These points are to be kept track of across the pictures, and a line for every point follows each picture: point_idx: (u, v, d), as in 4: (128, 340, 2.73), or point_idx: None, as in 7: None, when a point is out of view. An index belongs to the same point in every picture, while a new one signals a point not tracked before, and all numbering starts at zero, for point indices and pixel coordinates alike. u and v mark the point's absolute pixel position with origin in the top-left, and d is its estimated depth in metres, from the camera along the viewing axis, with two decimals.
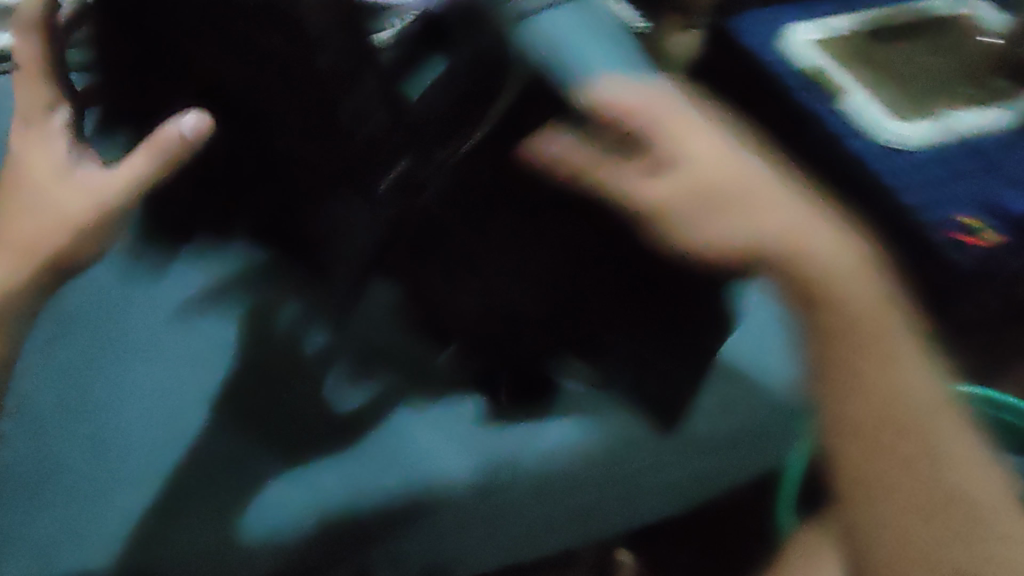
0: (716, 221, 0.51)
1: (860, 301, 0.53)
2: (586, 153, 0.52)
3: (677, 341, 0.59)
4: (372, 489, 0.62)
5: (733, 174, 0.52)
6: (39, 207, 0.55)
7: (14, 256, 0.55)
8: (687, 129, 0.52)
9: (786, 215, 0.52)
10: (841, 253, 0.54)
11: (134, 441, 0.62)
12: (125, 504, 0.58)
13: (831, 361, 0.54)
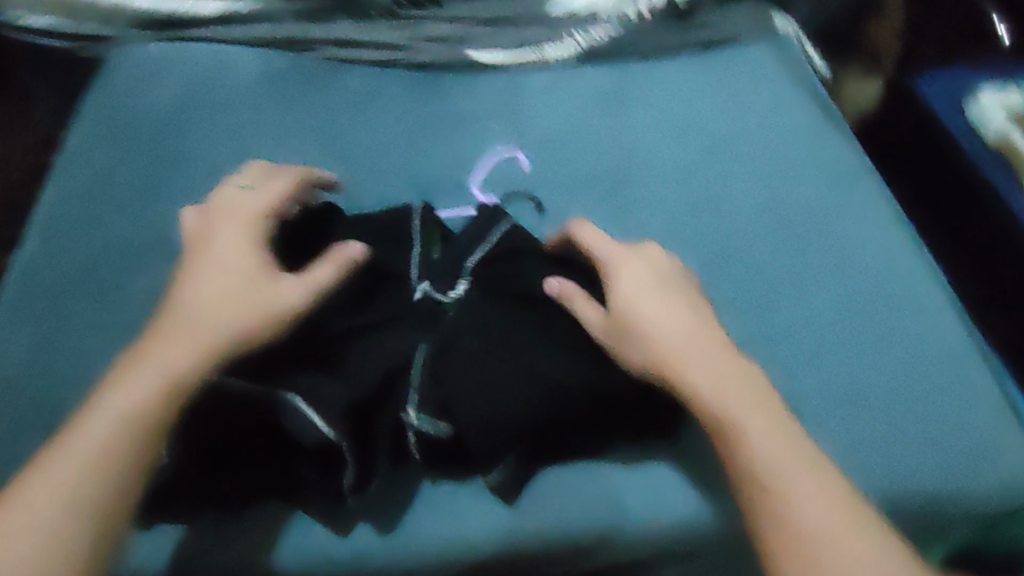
0: (648, 348, 0.52)
1: (762, 465, 0.49)
2: (588, 307, 0.54)
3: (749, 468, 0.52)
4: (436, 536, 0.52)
5: (673, 328, 0.53)
6: (231, 296, 0.52)
7: (193, 333, 0.51)
8: (642, 285, 0.55)
9: (692, 360, 0.52)
10: (765, 414, 0.51)
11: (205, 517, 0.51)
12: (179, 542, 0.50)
13: (753, 485, 0.49)
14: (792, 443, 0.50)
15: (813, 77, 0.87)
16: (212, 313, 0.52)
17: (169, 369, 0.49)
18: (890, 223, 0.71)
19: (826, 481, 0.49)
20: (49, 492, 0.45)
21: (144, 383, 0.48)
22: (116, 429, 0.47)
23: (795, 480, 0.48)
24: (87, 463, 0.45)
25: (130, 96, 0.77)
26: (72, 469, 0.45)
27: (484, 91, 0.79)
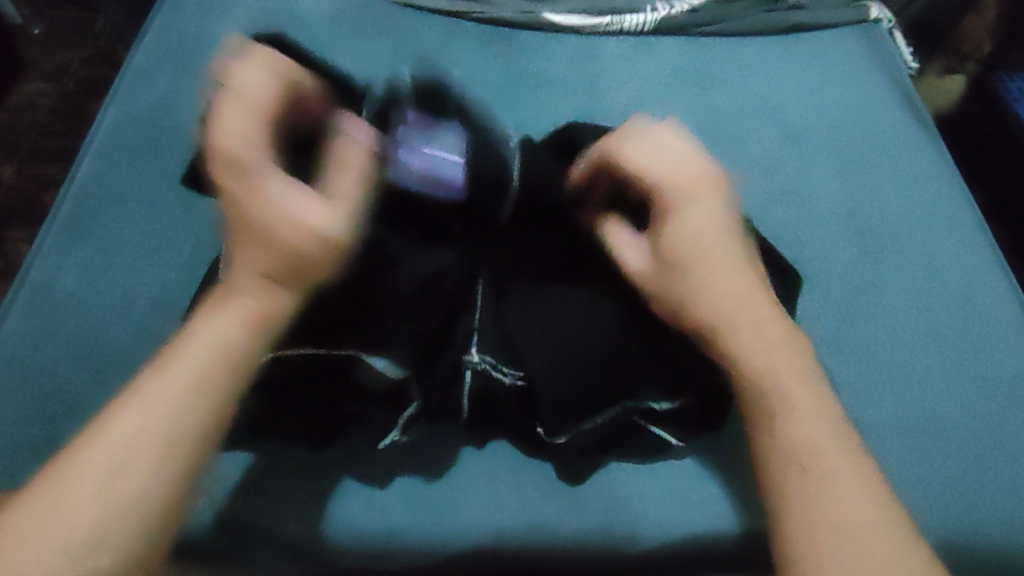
0: (708, 294, 0.46)
1: (801, 446, 0.43)
2: (625, 242, 0.50)
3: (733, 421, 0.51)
4: (478, 512, 0.52)
5: (735, 282, 0.46)
6: (269, 230, 0.42)
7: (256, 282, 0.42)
8: (709, 227, 0.47)
9: (742, 322, 0.45)
10: (808, 387, 0.45)
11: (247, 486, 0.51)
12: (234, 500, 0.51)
13: (792, 456, 0.43)
14: (814, 398, 0.45)
15: (906, 74, 0.82)
16: (259, 264, 0.42)
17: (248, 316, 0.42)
18: (974, 241, 0.68)
19: (863, 469, 0.44)
20: (141, 419, 0.39)
21: (228, 314, 0.42)
22: (211, 364, 0.41)
23: (834, 464, 0.43)
24: (179, 400, 0.40)
25: (197, 22, 0.75)
26: (162, 398, 0.40)
27: (562, 55, 0.76)
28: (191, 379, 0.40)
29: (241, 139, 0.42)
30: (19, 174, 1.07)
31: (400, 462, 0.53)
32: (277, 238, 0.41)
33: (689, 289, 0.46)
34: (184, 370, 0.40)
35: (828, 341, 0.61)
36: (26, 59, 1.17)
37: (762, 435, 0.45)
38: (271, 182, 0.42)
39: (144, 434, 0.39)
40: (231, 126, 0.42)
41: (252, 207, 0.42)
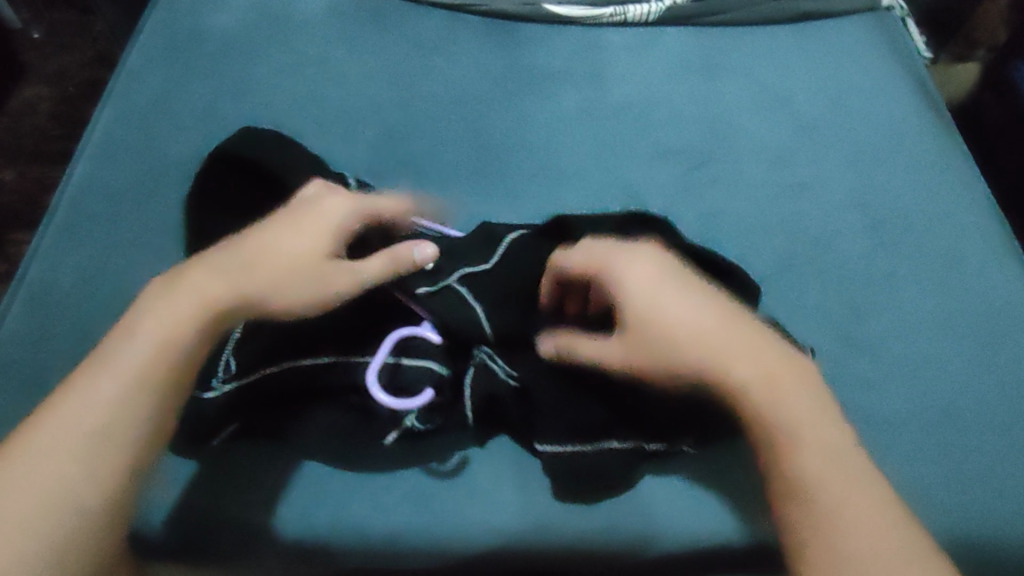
0: (691, 349, 0.45)
1: (809, 472, 0.44)
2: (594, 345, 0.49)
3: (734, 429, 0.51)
4: (481, 513, 0.51)
5: (711, 332, 0.46)
6: (295, 277, 0.49)
7: (233, 276, 0.48)
8: (665, 292, 0.47)
9: (728, 358, 0.46)
10: (807, 409, 0.45)
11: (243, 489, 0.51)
12: (234, 501, 0.50)
13: (807, 485, 0.43)
14: (825, 429, 0.45)
15: (920, 62, 0.80)
16: (261, 289, 0.48)
17: (199, 307, 0.46)
18: (993, 233, 0.66)
19: (869, 486, 0.44)
20: (93, 414, 0.43)
21: (180, 300, 0.46)
22: (150, 353, 0.44)
23: (840, 484, 0.43)
24: (129, 389, 0.43)
25: (194, 19, 0.74)
26: (111, 387, 0.43)
27: (566, 46, 0.74)
28: (127, 371, 0.44)
29: (325, 238, 0.50)
30: (20, 177, 1.06)
31: (404, 461, 0.52)
32: (301, 292, 0.48)
33: (675, 349, 0.46)
34: (124, 356, 0.44)
35: (843, 337, 0.59)
36: (27, 62, 1.17)
37: (777, 472, 0.44)
38: (329, 263, 0.49)
39: (86, 421, 0.42)
40: (305, 225, 0.50)
41: (293, 256, 0.49)
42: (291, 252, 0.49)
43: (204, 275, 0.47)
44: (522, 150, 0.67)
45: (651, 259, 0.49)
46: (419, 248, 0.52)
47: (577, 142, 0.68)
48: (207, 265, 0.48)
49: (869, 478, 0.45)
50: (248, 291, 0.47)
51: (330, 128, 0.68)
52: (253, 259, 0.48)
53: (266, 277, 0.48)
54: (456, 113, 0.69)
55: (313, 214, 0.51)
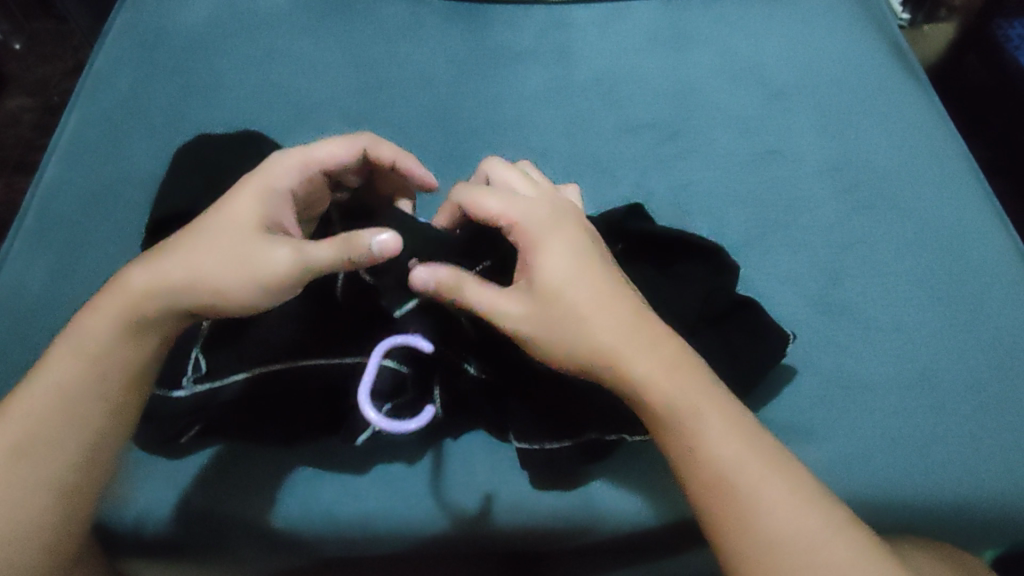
0: (606, 324, 0.44)
1: (727, 460, 0.42)
2: (489, 292, 0.46)
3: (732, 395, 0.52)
4: (452, 494, 0.50)
5: (614, 318, 0.45)
6: (224, 256, 0.45)
7: (169, 272, 0.45)
8: (571, 266, 0.46)
9: (631, 349, 0.44)
10: (711, 395, 0.44)
11: (217, 482, 0.50)
12: (203, 492, 0.49)
13: (725, 499, 0.41)
14: (750, 435, 0.43)
15: (893, 24, 0.79)
16: (193, 273, 0.45)
17: (132, 309, 0.44)
18: (970, 192, 0.65)
19: (786, 472, 0.42)
20: (27, 430, 0.43)
21: (105, 307, 0.45)
22: (75, 370, 0.44)
23: (755, 474, 0.42)
24: (59, 409, 0.43)
25: (159, 17, 0.74)
26: (40, 405, 0.43)
27: (532, 24, 0.73)
28: (57, 391, 0.43)
29: (258, 211, 0.47)
30: (5, 188, 1.06)
31: (377, 457, 0.51)
32: (230, 274, 0.45)
33: (581, 328, 0.44)
34: (54, 374, 0.44)
35: (819, 303, 0.58)
36: (9, 74, 1.17)
37: (688, 460, 0.42)
38: (259, 242, 0.46)
39: (24, 440, 0.43)
40: (234, 201, 0.47)
41: (218, 237, 0.46)
42: (215, 233, 0.46)
43: (144, 271, 0.45)
44: (492, 128, 0.66)
45: (563, 230, 0.47)
46: (379, 236, 0.46)
47: (546, 119, 0.67)
48: (141, 262, 0.46)
49: (784, 464, 0.43)
50: (172, 282, 0.45)
51: (296, 117, 0.67)
52: (179, 246, 0.46)
53: (191, 262, 0.45)
54: (424, 97, 0.68)
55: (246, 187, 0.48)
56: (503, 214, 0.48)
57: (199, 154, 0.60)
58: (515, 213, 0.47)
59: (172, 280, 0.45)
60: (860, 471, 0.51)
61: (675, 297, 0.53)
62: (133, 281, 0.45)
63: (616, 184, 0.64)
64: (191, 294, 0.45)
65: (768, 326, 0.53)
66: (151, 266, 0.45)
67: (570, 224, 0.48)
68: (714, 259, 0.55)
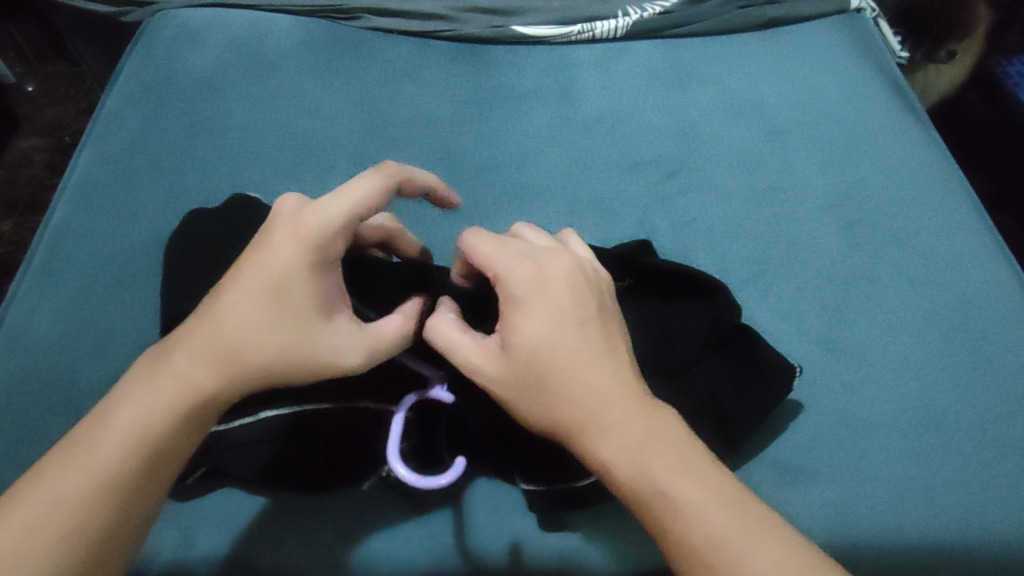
0: (576, 388, 0.41)
1: (705, 539, 0.38)
2: (464, 345, 0.43)
3: (733, 423, 0.51)
4: (453, 536, 0.49)
5: (592, 379, 0.41)
6: (296, 336, 0.42)
7: (228, 357, 0.41)
8: (551, 319, 0.42)
9: (604, 420, 0.40)
10: (692, 474, 0.39)
11: (216, 524, 0.49)
12: (202, 532, 0.49)
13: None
14: (749, 516, 0.39)
15: (892, 62, 0.80)
16: (266, 357, 0.41)
17: (187, 400, 0.40)
18: (972, 229, 0.65)
19: (781, 550, 0.38)
20: (62, 509, 0.37)
21: (153, 399, 0.40)
22: (123, 446, 0.39)
23: (741, 549, 0.37)
24: (94, 488, 0.38)
25: (170, 61, 0.76)
26: (72, 486, 0.38)
27: (534, 65, 0.75)
28: (91, 473, 0.38)
29: (320, 284, 0.43)
30: (16, 228, 1.08)
31: (378, 500, 0.50)
32: (309, 339, 0.42)
33: (551, 391, 0.41)
34: (98, 453, 0.38)
35: (822, 341, 0.58)
36: (22, 114, 1.19)
37: (677, 531, 0.38)
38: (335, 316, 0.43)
39: (45, 526, 0.37)
40: (284, 253, 0.42)
41: (284, 310, 0.42)
42: (275, 292, 0.42)
43: (193, 346, 0.41)
44: (494, 165, 0.67)
45: (551, 289, 0.42)
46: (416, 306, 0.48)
47: (547, 157, 0.68)
48: (200, 338, 0.41)
49: (778, 533, 0.39)
50: (246, 367, 0.41)
51: (301, 158, 0.68)
52: (243, 313, 0.41)
53: (259, 325, 0.41)
54: (428, 135, 0.69)
55: (290, 239, 0.42)
56: (493, 265, 0.44)
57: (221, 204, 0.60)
58: (501, 269, 0.43)
59: (244, 353, 0.41)
60: (867, 508, 0.51)
61: (664, 343, 0.53)
62: (176, 364, 0.41)
63: (618, 223, 0.64)
64: (266, 366, 0.41)
65: (778, 356, 0.53)
66: (200, 342, 0.41)
67: (574, 280, 0.44)
68: (712, 297, 0.54)
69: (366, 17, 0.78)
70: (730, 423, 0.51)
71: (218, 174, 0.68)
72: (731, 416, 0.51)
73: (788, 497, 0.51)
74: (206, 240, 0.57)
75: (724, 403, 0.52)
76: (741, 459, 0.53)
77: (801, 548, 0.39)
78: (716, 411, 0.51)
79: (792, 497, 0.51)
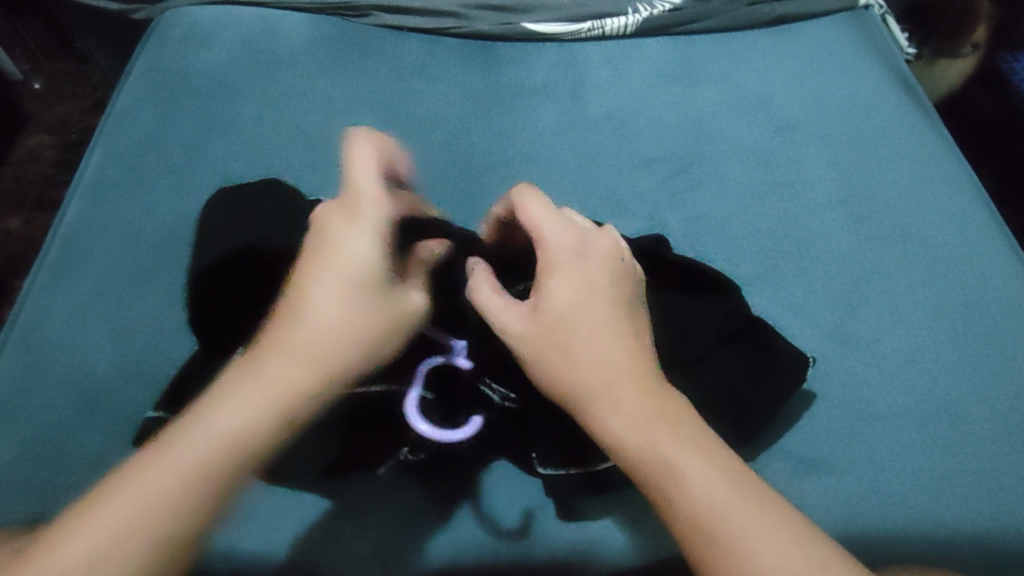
0: (590, 356, 0.42)
1: (706, 506, 0.38)
2: (496, 304, 0.44)
3: (744, 409, 0.51)
4: (474, 526, 0.50)
5: (604, 349, 0.42)
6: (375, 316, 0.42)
7: (327, 348, 0.40)
8: (580, 287, 0.43)
9: (613, 389, 0.41)
10: (698, 447, 0.40)
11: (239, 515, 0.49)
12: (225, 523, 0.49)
13: (737, 554, 0.37)
14: (747, 486, 0.39)
15: (900, 58, 0.80)
16: (356, 344, 0.41)
17: (297, 396, 0.38)
18: (981, 223, 0.65)
19: (780, 524, 0.38)
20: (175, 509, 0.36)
21: (263, 397, 0.38)
22: (237, 449, 0.37)
23: (738, 516, 0.38)
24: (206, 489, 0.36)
25: (181, 58, 0.76)
26: (185, 487, 0.36)
27: (544, 62, 0.75)
28: (202, 475, 0.36)
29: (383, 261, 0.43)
30: (25, 225, 1.08)
31: (398, 490, 0.51)
32: (387, 336, 0.43)
33: (570, 355, 0.42)
34: (207, 454, 0.37)
35: (833, 335, 0.58)
36: (29, 112, 1.19)
37: (677, 499, 0.39)
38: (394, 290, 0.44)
39: (159, 528, 0.35)
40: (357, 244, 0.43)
41: (365, 295, 0.42)
42: (355, 291, 0.42)
43: (291, 337, 0.40)
44: (506, 162, 0.68)
45: (589, 259, 0.45)
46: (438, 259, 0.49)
47: (559, 153, 0.69)
48: (280, 343, 0.40)
49: (779, 511, 0.39)
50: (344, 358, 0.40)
51: (314, 155, 0.69)
52: (325, 313, 0.41)
53: (347, 326, 0.41)
54: (440, 131, 0.70)
55: (344, 244, 0.43)
56: (539, 228, 0.45)
57: (240, 192, 0.60)
58: (544, 238, 0.45)
59: (332, 354, 0.40)
60: (881, 501, 0.51)
61: (677, 330, 0.53)
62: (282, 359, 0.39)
63: (629, 219, 0.65)
64: (355, 368, 0.41)
65: (792, 348, 0.53)
66: (296, 333, 0.40)
67: (610, 254, 0.46)
68: (723, 292, 0.55)
69: (376, 13, 0.78)
70: (742, 411, 0.51)
71: (231, 170, 0.68)
72: (746, 407, 0.51)
73: (801, 489, 0.51)
74: (226, 225, 0.57)
75: (740, 393, 0.52)
76: (755, 450, 0.53)
77: (802, 530, 0.38)
78: (729, 399, 0.52)
79: (806, 488, 0.51)
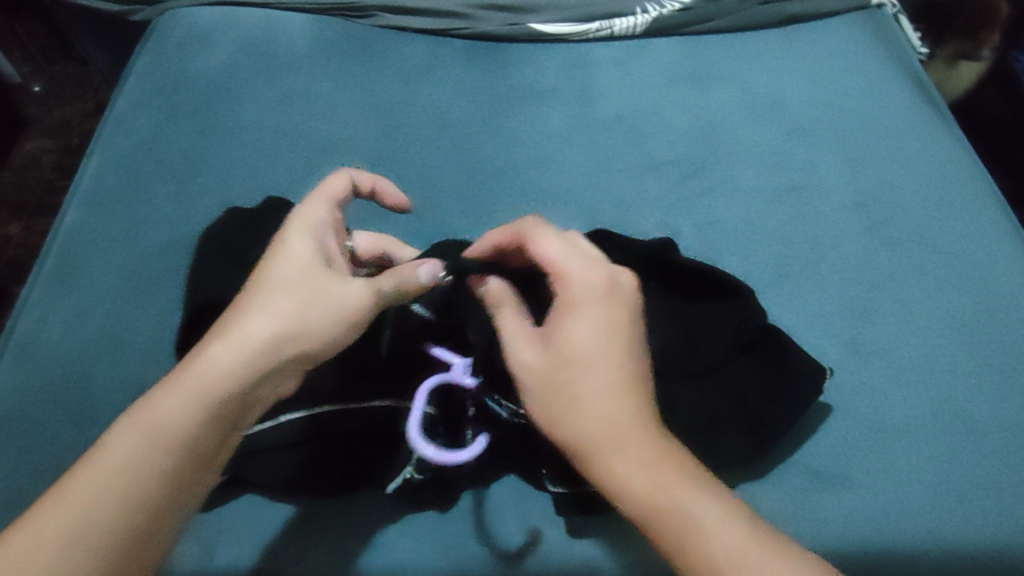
0: (596, 406, 0.41)
1: (720, 553, 0.37)
2: (512, 331, 0.44)
3: (760, 422, 0.50)
4: (480, 544, 0.48)
5: (610, 399, 0.41)
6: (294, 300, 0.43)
7: (239, 331, 0.41)
8: (598, 332, 0.43)
9: (619, 439, 0.40)
10: (709, 492, 0.39)
11: (239, 533, 0.48)
12: (225, 541, 0.48)
13: None
14: (763, 531, 0.38)
15: (914, 58, 0.79)
16: (266, 326, 0.41)
17: (207, 377, 0.39)
18: (998, 228, 0.64)
19: (796, 566, 0.37)
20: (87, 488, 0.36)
21: (177, 381, 0.39)
22: (152, 434, 0.38)
23: (755, 558, 0.37)
24: (119, 472, 0.37)
25: (181, 61, 0.75)
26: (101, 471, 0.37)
27: (551, 64, 0.74)
28: (116, 460, 0.37)
29: (312, 255, 0.45)
30: (25, 230, 1.07)
31: (403, 506, 0.49)
32: (313, 314, 0.43)
33: (579, 399, 0.41)
34: (123, 438, 0.38)
35: (847, 344, 0.57)
36: (29, 115, 1.18)
37: (690, 547, 0.37)
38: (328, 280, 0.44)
39: (70, 508, 0.36)
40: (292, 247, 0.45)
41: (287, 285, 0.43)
42: (281, 282, 0.43)
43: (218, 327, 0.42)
44: (512, 166, 0.66)
45: (610, 306, 0.44)
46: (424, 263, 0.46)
47: (566, 157, 0.67)
48: (213, 334, 0.41)
49: (793, 552, 0.38)
50: (255, 336, 0.41)
51: (315, 159, 0.67)
52: (255, 304, 0.42)
53: (278, 313, 0.42)
54: (445, 134, 0.68)
55: (281, 246, 0.45)
56: (563, 271, 0.45)
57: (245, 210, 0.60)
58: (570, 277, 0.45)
59: (255, 337, 0.41)
60: (900, 515, 0.49)
61: (687, 340, 0.52)
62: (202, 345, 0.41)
63: (639, 224, 0.63)
64: (269, 348, 0.41)
65: (808, 358, 0.52)
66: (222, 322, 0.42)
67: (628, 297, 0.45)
68: (736, 299, 0.53)
69: (380, 14, 0.77)
70: (757, 424, 0.50)
71: (232, 176, 0.67)
72: (762, 420, 0.50)
73: (816, 503, 0.50)
74: (226, 249, 0.56)
75: (755, 405, 0.50)
76: (769, 464, 0.52)
77: (819, 569, 0.37)
78: (744, 412, 0.50)
79: (821, 503, 0.50)
